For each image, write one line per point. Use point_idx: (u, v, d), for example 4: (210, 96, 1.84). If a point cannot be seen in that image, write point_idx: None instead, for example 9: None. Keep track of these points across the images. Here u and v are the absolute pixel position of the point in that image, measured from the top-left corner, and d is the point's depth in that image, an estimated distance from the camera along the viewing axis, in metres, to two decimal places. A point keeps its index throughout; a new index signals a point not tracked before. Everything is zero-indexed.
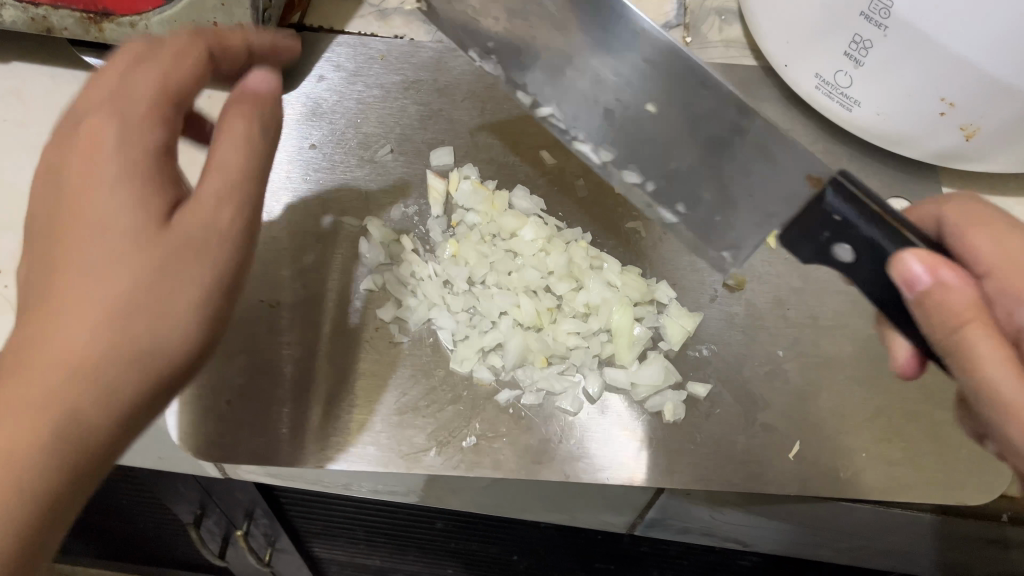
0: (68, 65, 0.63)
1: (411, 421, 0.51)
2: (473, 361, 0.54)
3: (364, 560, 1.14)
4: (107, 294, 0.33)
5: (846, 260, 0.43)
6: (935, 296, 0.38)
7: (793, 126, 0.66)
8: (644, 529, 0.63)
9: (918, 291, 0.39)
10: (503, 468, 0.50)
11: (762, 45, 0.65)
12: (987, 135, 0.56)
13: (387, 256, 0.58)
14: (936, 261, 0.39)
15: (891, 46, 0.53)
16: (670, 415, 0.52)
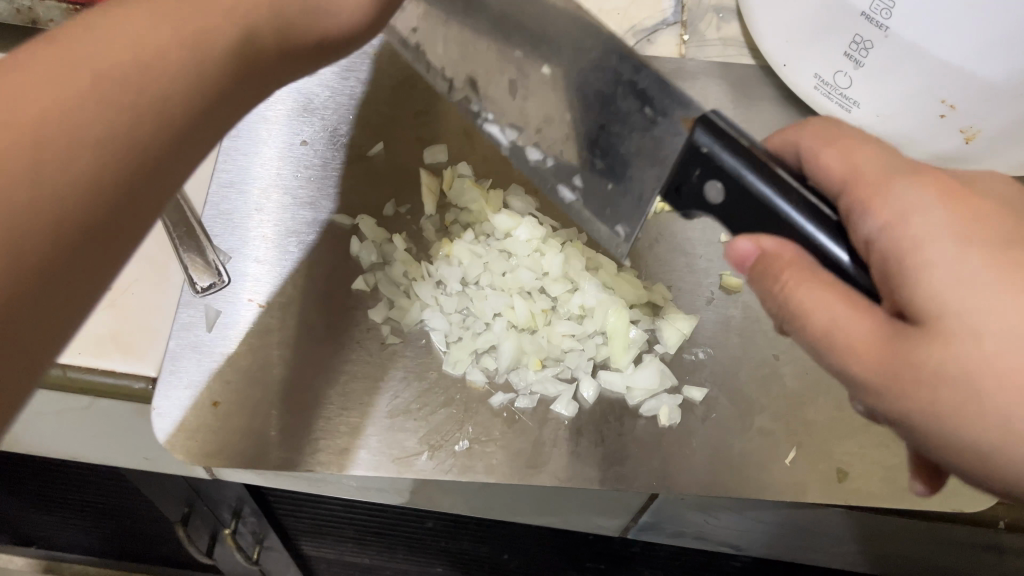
0: None
1: (403, 424, 0.50)
2: (467, 364, 0.53)
3: (352, 557, 1.13)
4: (80, 91, 0.26)
5: (718, 198, 0.38)
6: (785, 259, 0.34)
7: (790, 126, 0.65)
8: (637, 533, 0.62)
9: (756, 264, 0.35)
10: (496, 472, 0.49)
11: (760, 45, 0.65)
12: (986, 137, 0.55)
13: (378, 255, 0.57)
14: (785, 245, 0.35)
15: (891, 47, 0.53)
16: (665, 419, 0.51)
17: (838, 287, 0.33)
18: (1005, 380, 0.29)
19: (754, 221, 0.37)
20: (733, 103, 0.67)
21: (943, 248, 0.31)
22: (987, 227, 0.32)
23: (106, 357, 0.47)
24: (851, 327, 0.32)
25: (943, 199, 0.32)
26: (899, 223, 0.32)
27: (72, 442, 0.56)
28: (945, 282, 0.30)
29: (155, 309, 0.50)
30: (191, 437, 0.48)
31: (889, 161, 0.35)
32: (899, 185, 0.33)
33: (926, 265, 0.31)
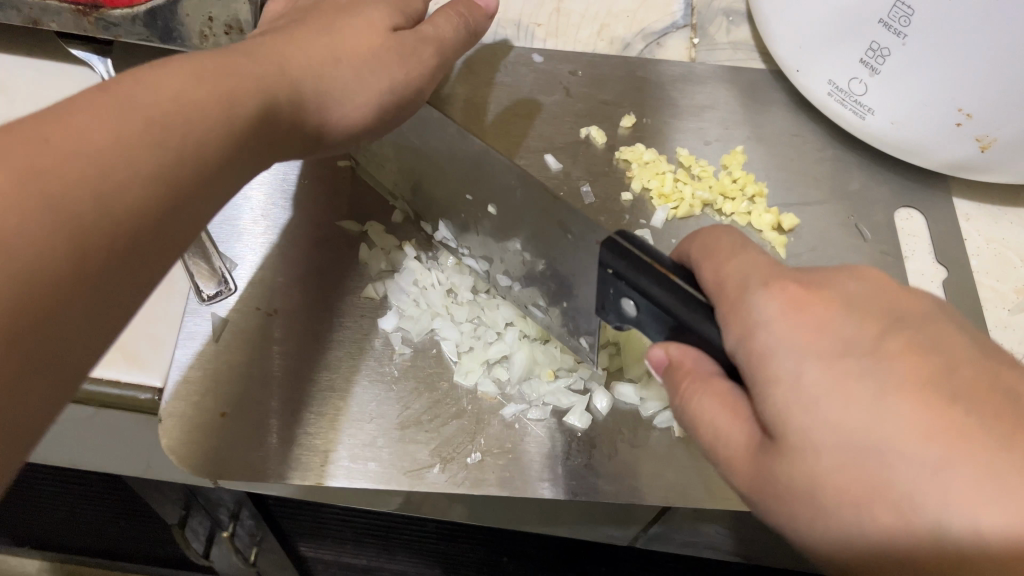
0: (55, 56, 0.61)
1: (414, 436, 0.49)
2: (478, 374, 0.52)
3: (350, 559, 1.13)
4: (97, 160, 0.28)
5: (633, 312, 0.39)
6: (683, 371, 0.36)
7: (801, 132, 0.65)
8: (645, 542, 0.62)
9: (665, 373, 0.37)
10: (509, 485, 0.48)
11: (772, 49, 0.64)
12: (1003, 147, 0.54)
13: (387, 263, 0.56)
14: (688, 353, 0.36)
15: (909, 55, 0.52)
16: (680, 431, 0.50)
17: (725, 396, 0.35)
18: (850, 495, 0.30)
19: (671, 328, 0.38)
20: (743, 107, 0.66)
21: (789, 362, 0.31)
22: (840, 337, 0.31)
23: (110, 364, 0.45)
24: (728, 434, 0.34)
25: (796, 306, 0.32)
26: (751, 338, 0.33)
27: (72, 450, 0.55)
28: (787, 401, 0.31)
29: (161, 315, 0.48)
30: (199, 450, 0.47)
31: (761, 262, 0.35)
32: (753, 290, 0.33)
33: (776, 378, 0.32)
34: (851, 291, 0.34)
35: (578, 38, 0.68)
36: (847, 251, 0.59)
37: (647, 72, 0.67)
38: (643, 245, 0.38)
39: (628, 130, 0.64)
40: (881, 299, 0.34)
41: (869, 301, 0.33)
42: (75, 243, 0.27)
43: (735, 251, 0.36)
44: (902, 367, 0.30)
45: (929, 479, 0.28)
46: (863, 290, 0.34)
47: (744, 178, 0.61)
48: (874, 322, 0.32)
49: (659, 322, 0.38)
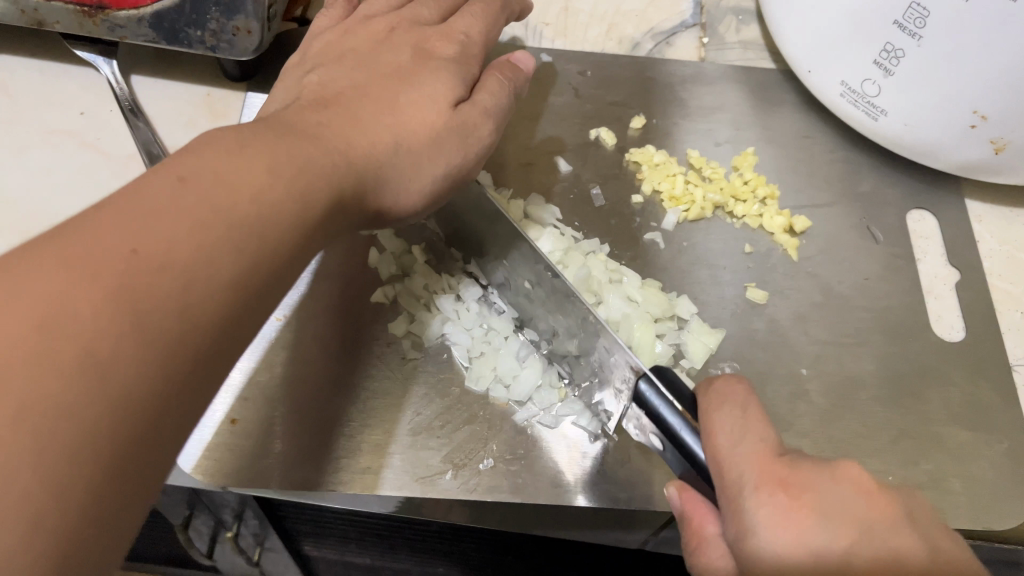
0: (58, 57, 0.60)
1: (426, 442, 0.49)
2: (489, 380, 0.52)
3: (353, 557, 1.12)
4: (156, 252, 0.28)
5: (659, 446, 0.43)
6: (693, 529, 0.39)
7: (811, 133, 0.64)
8: (654, 546, 0.61)
9: (678, 511, 0.40)
10: (523, 491, 0.48)
11: (783, 49, 0.63)
12: (1017, 149, 0.54)
13: (397, 267, 0.56)
14: (698, 507, 0.39)
15: (924, 57, 0.51)
16: None
17: (723, 551, 0.37)
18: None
19: (689, 476, 0.40)
20: (753, 107, 0.65)
21: (768, 567, 0.31)
22: (819, 546, 0.31)
23: None
24: (717, 563, 0.37)
25: (779, 513, 0.32)
26: (745, 538, 0.33)
27: None
28: (766, 563, 0.31)
29: None
30: (212, 459, 0.47)
31: (762, 449, 0.34)
32: (746, 491, 0.33)
33: (753, 535, 0.32)
34: (830, 498, 0.32)
35: (587, 38, 0.68)
36: (860, 254, 0.59)
37: (657, 72, 0.66)
38: (673, 384, 0.41)
39: (638, 131, 0.63)
40: (855, 508, 0.32)
41: (850, 512, 0.32)
42: (148, 342, 0.27)
43: (736, 436, 0.35)
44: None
45: (821, 540, 0.31)
46: (842, 498, 0.32)
47: (755, 179, 0.60)
48: (847, 528, 0.31)
49: (681, 464, 0.41)
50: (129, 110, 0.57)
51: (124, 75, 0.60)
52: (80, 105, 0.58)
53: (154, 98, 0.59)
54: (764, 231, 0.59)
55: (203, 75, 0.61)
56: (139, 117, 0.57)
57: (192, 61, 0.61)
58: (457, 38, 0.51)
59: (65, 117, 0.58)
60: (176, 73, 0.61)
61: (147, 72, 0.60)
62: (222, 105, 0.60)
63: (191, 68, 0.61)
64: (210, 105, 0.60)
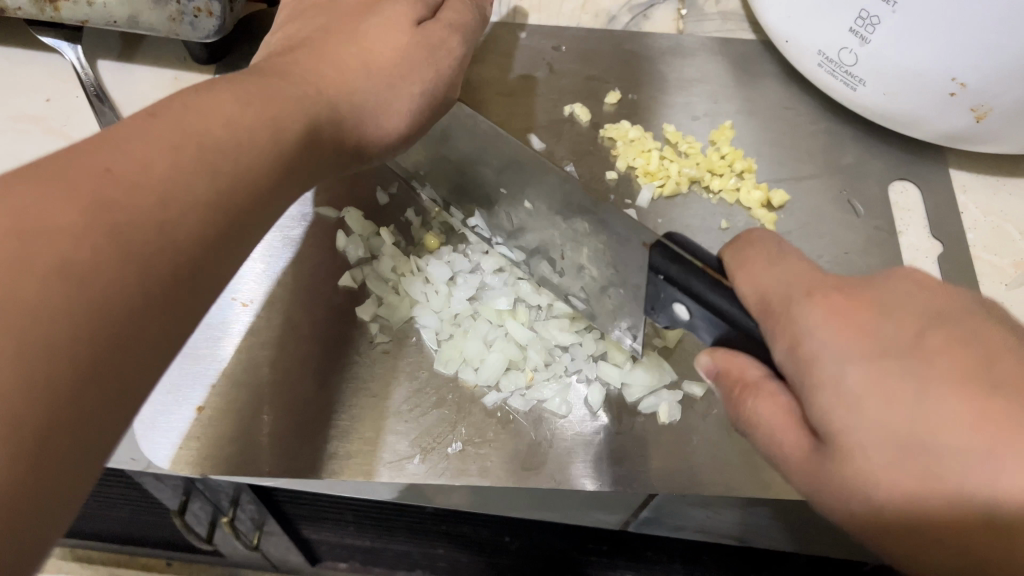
0: (25, 44, 0.60)
1: (394, 427, 0.48)
2: (457, 363, 0.51)
3: (353, 540, 1.12)
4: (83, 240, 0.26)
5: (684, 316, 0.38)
6: (734, 376, 0.34)
7: (793, 104, 0.63)
8: (638, 527, 0.61)
9: (717, 379, 0.35)
10: (490, 474, 0.47)
11: (761, 19, 0.62)
12: (998, 116, 0.53)
13: (366, 249, 0.55)
14: (733, 359, 0.34)
15: (899, 23, 0.50)
16: (665, 417, 0.50)
17: (777, 398, 0.32)
18: (889, 438, 0.28)
19: (728, 335, 0.36)
20: (733, 79, 0.64)
21: (833, 364, 0.29)
22: (883, 337, 0.29)
23: None
24: (784, 437, 0.32)
25: (842, 318, 0.30)
26: (811, 364, 0.30)
27: None
28: (830, 404, 0.29)
29: None
30: (175, 443, 0.46)
31: (803, 270, 0.32)
32: (795, 301, 0.31)
33: (825, 376, 0.29)
34: (890, 295, 0.31)
35: (562, 12, 0.66)
36: (841, 228, 0.58)
37: (634, 45, 0.65)
38: (690, 247, 0.36)
39: (613, 107, 0.62)
40: (915, 301, 0.31)
41: (907, 305, 0.31)
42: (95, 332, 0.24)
43: (773, 258, 0.33)
44: (945, 366, 0.28)
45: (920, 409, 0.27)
46: (901, 292, 0.31)
47: (732, 154, 0.59)
48: (912, 320, 0.30)
49: (715, 329, 0.36)
50: (95, 95, 0.56)
51: (91, 61, 0.59)
52: (47, 93, 0.58)
53: (120, 84, 0.58)
54: (741, 206, 0.58)
55: (171, 60, 0.60)
56: (105, 103, 0.56)
57: (160, 46, 0.61)
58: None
59: (32, 105, 0.57)
60: (143, 58, 0.60)
61: (114, 56, 0.60)
62: (189, 89, 0.59)
63: (159, 53, 0.60)
64: (177, 88, 0.59)
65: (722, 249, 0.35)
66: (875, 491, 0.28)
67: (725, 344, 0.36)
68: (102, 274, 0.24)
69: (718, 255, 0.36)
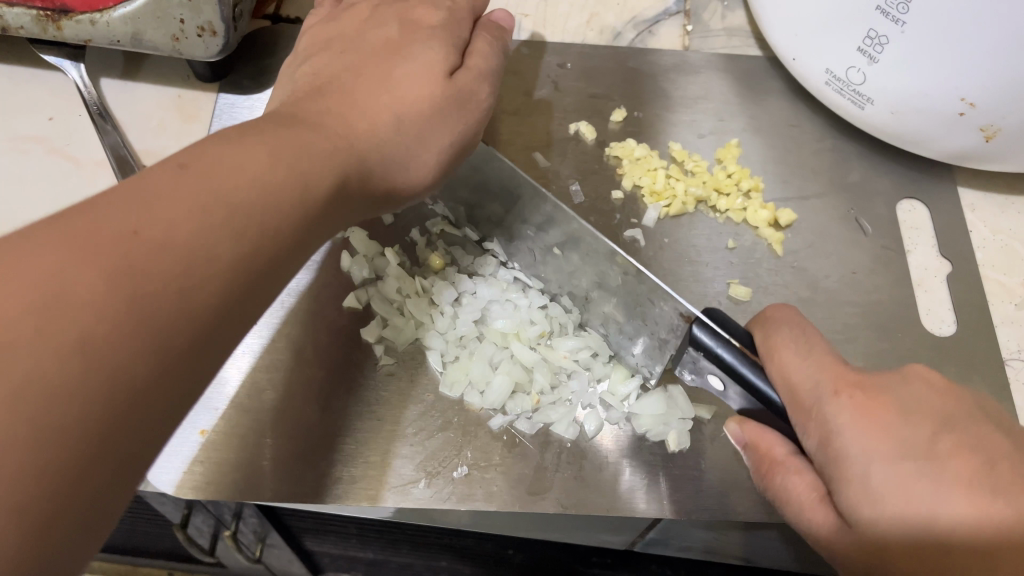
0: (27, 62, 0.60)
1: (399, 451, 0.48)
2: (464, 385, 0.51)
3: (356, 552, 1.10)
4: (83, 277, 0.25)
5: (718, 387, 0.40)
6: (764, 451, 0.39)
7: (800, 122, 0.62)
8: (643, 547, 0.60)
9: (747, 448, 0.41)
10: (497, 499, 0.47)
11: (768, 37, 0.62)
12: (1008, 136, 0.52)
13: (371, 269, 0.55)
14: (762, 433, 0.39)
15: (907, 43, 0.49)
16: (673, 445, 0.49)
17: (806, 477, 0.37)
18: (908, 471, 0.32)
19: (757, 410, 0.39)
20: (739, 96, 0.63)
21: (858, 467, 0.33)
22: (906, 441, 0.33)
23: None
24: (812, 514, 0.37)
25: (863, 412, 0.34)
26: (829, 441, 0.35)
27: None
28: (857, 498, 0.34)
29: None
30: (178, 468, 0.46)
31: (827, 364, 0.36)
32: (823, 400, 0.35)
33: (857, 478, 0.34)
34: (904, 398, 0.35)
35: (567, 28, 0.66)
36: (848, 247, 0.57)
37: (639, 62, 0.64)
38: (727, 324, 0.39)
39: (618, 125, 0.62)
40: (929, 402, 0.35)
41: (921, 407, 0.35)
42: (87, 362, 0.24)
43: (803, 350, 0.36)
44: (960, 468, 0.32)
45: (929, 496, 0.32)
46: (912, 393, 0.35)
47: (739, 172, 0.59)
48: (929, 424, 0.34)
49: (746, 403, 0.40)
50: (98, 114, 0.56)
51: (93, 79, 0.59)
52: (50, 111, 0.58)
53: (123, 102, 0.58)
54: (748, 225, 0.58)
55: (174, 77, 0.60)
56: (108, 121, 0.56)
57: (163, 63, 0.61)
58: (461, 11, 0.49)
59: (34, 123, 0.57)
60: (146, 76, 0.60)
61: (117, 75, 0.59)
62: (193, 107, 0.59)
63: (161, 70, 0.60)
64: (181, 107, 0.59)
65: (752, 326, 0.39)
66: (882, 531, 0.32)
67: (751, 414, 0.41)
68: (96, 309, 0.25)
69: (750, 333, 0.39)
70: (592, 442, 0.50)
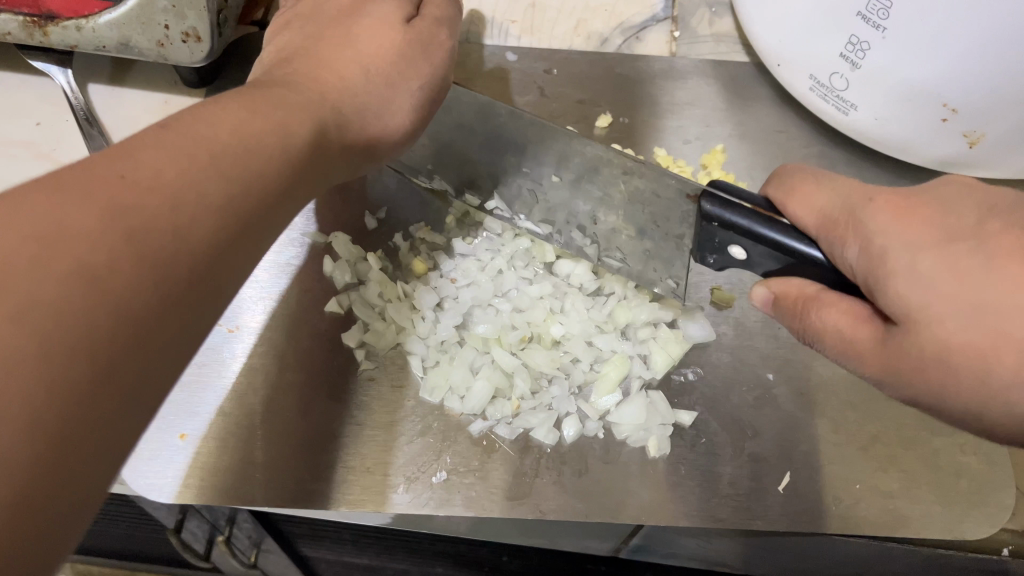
0: (15, 67, 0.60)
1: (378, 457, 0.48)
2: (444, 391, 0.51)
3: (352, 557, 1.09)
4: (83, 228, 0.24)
5: (740, 257, 0.38)
6: (794, 295, 0.37)
7: (787, 127, 0.62)
8: (629, 553, 0.60)
9: (777, 307, 0.38)
10: (476, 505, 0.47)
11: (754, 42, 0.61)
12: (991, 142, 0.52)
13: (352, 275, 0.55)
14: (789, 279, 0.37)
15: (889, 49, 0.49)
16: (654, 450, 0.49)
17: (841, 304, 0.35)
18: (959, 301, 0.30)
19: (788, 263, 0.37)
20: (726, 102, 0.64)
21: (900, 254, 0.32)
22: (947, 229, 0.32)
23: None
24: (854, 335, 0.34)
25: (901, 214, 0.33)
26: (886, 278, 0.32)
27: None
28: (902, 288, 0.32)
29: None
30: (159, 473, 0.47)
31: (860, 187, 0.35)
32: (860, 209, 0.34)
33: (894, 273, 0.32)
34: (946, 194, 0.34)
35: (555, 35, 0.66)
36: None
37: (626, 68, 0.65)
38: (737, 191, 0.38)
39: (604, 130, 0.62)
40: (972, 195, 0.34)
41: (963, 201, 0.34)
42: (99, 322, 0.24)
43: (824, 181, 0.36)
44: (1002, 244, 0.31)
45: (978, 281, 0.30)
46: (956, 193, 0.34)
47: (723, 178, 0.59)
48: (971, 211, 0.33)
49: (773, 261, 0.37)
50: (84, 119, 0.56)
51: (81, 85, 0.59)
52: (38, 117, 0.58)
53: (110, 108, 0.59)
54: None
55: (162, 83, 0.60)
56: (94, 126, 0.56)
57: (151, 69, 0.61)
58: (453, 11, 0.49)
59: (22, 129, 0.57)
60: (133, 81, 0.60)
61: (105, 80, 0.60)
62: (179, 112, 0.59)
63: (149, 75, 0.60)
64: (167, 112, 0.59)
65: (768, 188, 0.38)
66: (949, 396, 0.32)
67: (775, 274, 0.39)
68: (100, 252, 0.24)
69: (765, 196, 0.38)
70: (571, 448, 0.50)
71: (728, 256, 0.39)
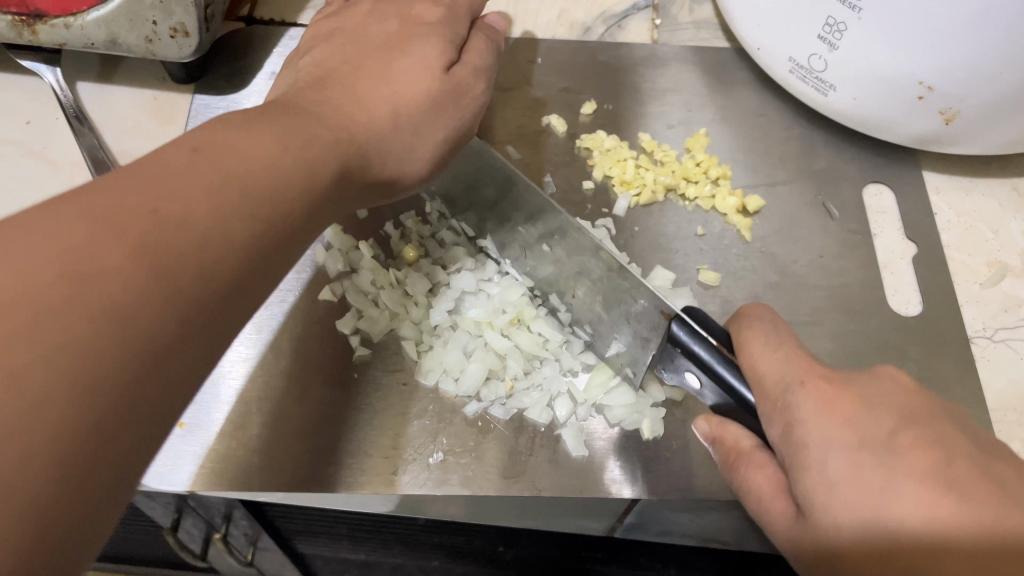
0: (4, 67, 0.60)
1: (376, 441, 0.49)
2: (438, 373, 0.52)
3: (348, 553, 1.09)
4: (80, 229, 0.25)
5: (694, 384, 0.40)
6: (729, 444, 0.39)
7: (767, 111, 0.64)
8: (623, 533, 0.61)
9: (715, 444, 0.41)
10: (473, 484, 0.48)
11: (733, 28, 0.63)
12: (966, 118, 0.53)
13: (345, 263, 0.56)
14: (727, 427, 0.40)
15: (863, 28, 0.51)
16: (647, 433, 0.50)
17: (766, 469, 0.37)
18: (859, 515, 0.31)
19: (729, 407, 0.39)
20: (707, 87, 0.65)
21: (818, 450, 0.32)
22: (864, 432, 0.32)
23: None
24: (770, 502, 0.36)
25: (826, 403, 0.33)
26: (801, 462, 0.33)
27: None
28: (815, 488, 0.32)
29: None
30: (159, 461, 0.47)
31: (797, 357, 0.36)
32: (790, 389, 0.34)
33: (808, 464, 0.33)
34: (870, 394, 0.34)
35: (538, 25, 0.67)
36: (817, 233, 0.58)
37: (608, 56, 0.66)
38: (704, 320, 0.40)
39: (589, 117, 0.63)
40: (894, 400, 0.34)
41: (887, 404, 0.34)
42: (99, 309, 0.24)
43: (772, 342, 0.36)
44: (911, 463, 0.31)
45: (878, 492, 0.30)
46: (879, 393, 0.35)
47: (707, 161, 0.60)
48: (889, 417, 0.33)
49: (721, 399, 0.39)
50: (74, 116, 0.56)
51: (70, 83, 0.60)
52: (28, 115, 0.58)
53: (99, 105, 0.59)
54: (717, 212, 0.59)
55: (150, 79, 0.61)
56: (85, 123, 0.57)
57: (138, 66, 0.61)
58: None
59: (12, 128, 0.58)
60: (121, 79, 0.61)
61: (94, 78, 0.60)
62: (168, 107, 0.60)
63: (137, 73, 0.61)
64: (156, 108, 0.60)
65: (729, 324, 0.39)
66: (841, 543, 0.31)
67: (726, 411, 0.40)
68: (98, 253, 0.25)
69: (728, 329, 0.40)
70: (564, 426, 0.51)
71: (688, 379, 0.41)
